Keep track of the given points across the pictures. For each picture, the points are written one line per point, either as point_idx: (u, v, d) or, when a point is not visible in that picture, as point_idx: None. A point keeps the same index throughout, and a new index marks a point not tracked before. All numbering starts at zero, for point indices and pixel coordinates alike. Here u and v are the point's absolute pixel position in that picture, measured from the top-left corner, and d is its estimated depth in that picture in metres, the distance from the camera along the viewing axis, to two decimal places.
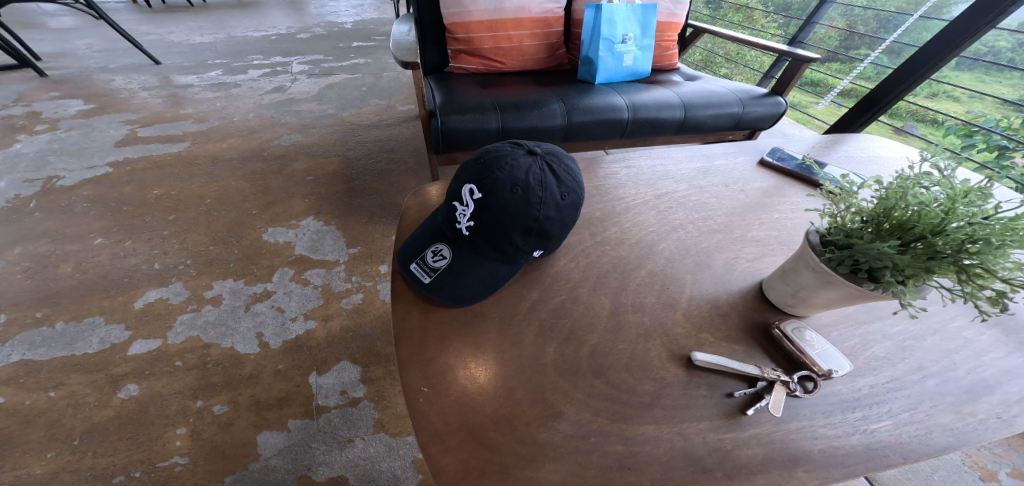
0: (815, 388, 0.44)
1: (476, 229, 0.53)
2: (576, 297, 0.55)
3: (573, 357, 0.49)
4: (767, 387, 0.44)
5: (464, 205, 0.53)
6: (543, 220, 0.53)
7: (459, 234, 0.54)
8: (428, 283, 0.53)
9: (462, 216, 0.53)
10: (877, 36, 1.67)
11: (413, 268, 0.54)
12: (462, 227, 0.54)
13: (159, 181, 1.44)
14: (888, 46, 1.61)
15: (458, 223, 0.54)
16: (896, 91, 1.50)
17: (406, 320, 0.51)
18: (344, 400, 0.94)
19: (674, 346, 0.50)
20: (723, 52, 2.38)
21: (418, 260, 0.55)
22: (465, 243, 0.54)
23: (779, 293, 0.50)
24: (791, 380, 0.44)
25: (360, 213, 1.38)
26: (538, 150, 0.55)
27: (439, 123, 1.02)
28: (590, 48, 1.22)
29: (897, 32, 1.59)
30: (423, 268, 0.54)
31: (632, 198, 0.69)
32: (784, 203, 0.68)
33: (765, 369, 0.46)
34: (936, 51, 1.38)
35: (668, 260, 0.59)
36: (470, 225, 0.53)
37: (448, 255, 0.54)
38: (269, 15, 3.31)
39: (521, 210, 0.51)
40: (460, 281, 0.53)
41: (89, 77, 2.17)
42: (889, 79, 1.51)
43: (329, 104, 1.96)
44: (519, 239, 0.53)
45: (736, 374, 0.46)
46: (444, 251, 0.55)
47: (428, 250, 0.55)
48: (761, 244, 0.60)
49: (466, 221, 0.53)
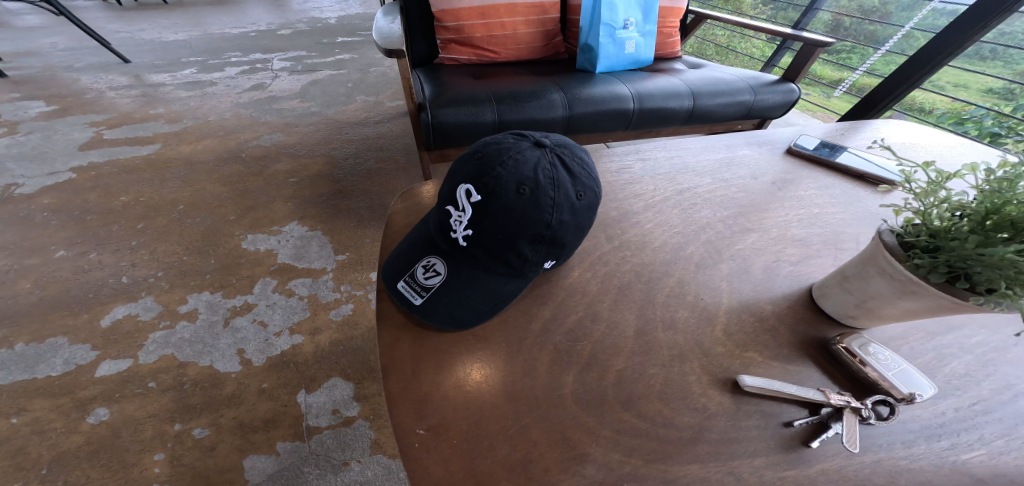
0: (892, 415, 0.38)
1: (476, 238, 0.45)
2: (595, 314, 0.47)
3: (595, 387, 0.41)
4: (835, 416, 0.38)
5: (461, 210, 0.45)
6: (555, 226, 0.44)
7: (455, 246, 0.46)
8: (420, 304, 0.45)
9: (458, 223, 0.45)
10: (885, 24, 1.58)
11: (401, 287, 0.46)
12: (458, 237, 0.46)
13: (127, 187, 1.33)
14: (906, 34, 1.51)
15: (455, 232, 0.46)
16: (910, 82, 1.40)
17: (396, 349, 0.43)
18: (336, 420, 0.85)
19: (717, 367, 0.43)
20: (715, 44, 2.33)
21: (408, 276, 0.47)
22: (463, 256, 0.46)
23: (838, 302, 0.43)
24: (863, 407, 0.38)
25: (348, 216, 1.29)
26: (546, 142, 0.47)
27: (428, 116, 0.93)
28: (589, 34, 1.14)
29: (913, 20, 1.49)
30: (414, 285, 0.46)
31: (651, 195, 0.61)
32: (822, 195, 0.61)
33: (828, 392, 0.39)
34: (956, 38, 1.28)
35: (698, 266, 0.52)
36: (468, 234, 0.45)
37: (443, 271, 0.46)
38: (248, 11, 3.18)
39: (529, 214, 0.43)
40: (458, 301, 0.45)
41: (53, 77, 2.03)
42: (904, 69, 1.41)
43: (312, 101, 1.86)
44: (527, 249, 0.45)
45: (794, 399, 0.40)
46: (438, 265, 0.47)
47: (419, 264, 0.48)
48: (804, 244, 0.53)
49: (464, 229, 0.45)
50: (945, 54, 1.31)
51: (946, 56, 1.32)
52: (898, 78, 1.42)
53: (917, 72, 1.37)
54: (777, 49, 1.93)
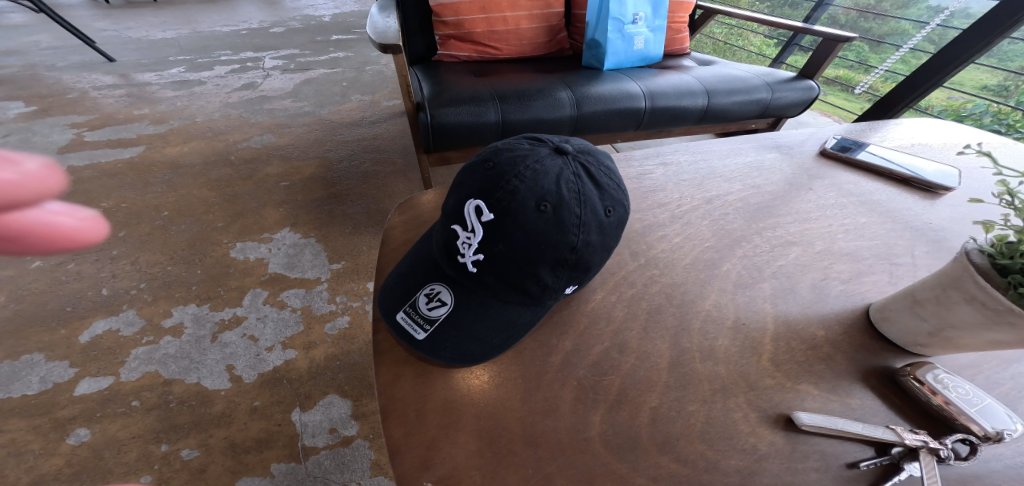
0: (974, 455, 0.32)
1: (488, 262, 0.39)
2: (623, 343, 0.42)
3: (627, 429, 0.35)
4: (909, 458, 0.32)
5: (470, 231, 0.39)
6: (581, 248, 0.39)
7: (464, 272, 0.41)
8: (423, 339, 0.39)
9: (466, 246, 0.39)
10: (911, 19, 1.49)
11: (402, 318, 0.40)
12: (467, 262, 0.40)
13: (109, 192, 1.26)
14: (933, 29, 1.42)
15: (463, 256, 0.40)
16: (932, 82, 1.35)
17: (397, 386, 0.37)
18: (334, 440, 0.79)
19: (765, 402, 0.37)
20: (715, 40, 2.26)
21: (409, 305, 0.41)
22: (473, 283, 0.41)
23: (906, 329, 0.38)
24: (942, 449, 0.32)
25: (343, 222, 1.22)
26: (568, 148, 0.41)
27: (427, 117, 0.87)
28: (596, 30, 1.09)
29: (941, 15, 1.40)
30: (415, 317, 0.40)
31: (677, 204, 0.56)
32: (865, 203, 0.55)
33: (899, 431, 0.34)
34: (985, 35, 1.21)
35: (736, 285, 0.46)
36: (478, 258, 0.39)
37: (449, 301, 0.41)
38: (238, 9, 3.09)
39: (551, 235, 0.37)
40: (468, 332, 0.39)
41: (33, 76, 1.95)
42: (928, 66, 1.34)
43: (305, 101, 1.79)
44: (548, 275, 0.39)
45: (857, 439, 0.34)
46: (443, 294, 0.41)
47: (421, 291, 0.42)
48: (854, 259, 0.48)
49: (474, 253, 0.39)
50: (971, 52, 1.25)
51: (972, 54, 1.26)
52: (919, 78, 1.36)
53: (940, 71, 1.31)
54: (785, 46, 1.91)
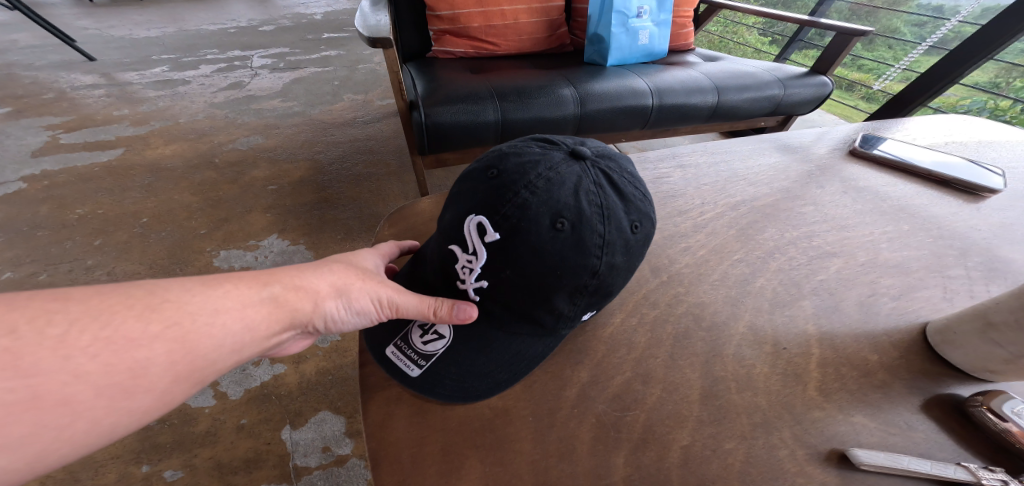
0: None
1: (494, 288, 0.34)
2: (648, 372, 0.36)
3: (656, 474, 0.30)
4: None
5: (472, 254, 0.34)
6: (604, 272, 0.34)
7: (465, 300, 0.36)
8: (417, 377, 0.34)
9: (467, 272, 0.35)
10: (921, 15, 1.42)
11: (392, 355, 0.35)
12: (468, 288, 0.35)
13: (84, 198, 1.19)
14: (953, 27, 1.34)
15: (464, 282, 0.35)
16: (945, 81, 1.30)
17: (387, 428, 0.32)
18: (327, 459, 0.73)
19: (814, 435, 0.32)
20: (709, 39, 2.22)
21: (400, 340, 0.36)
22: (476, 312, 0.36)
23: (978, 352, 0.33)
24: None
25: (334, 227, 1.14)
26: (586, 152, 0.36)
27: (421, 116, 0.82)
28: (598, 24, 1.04)
29: (958, 15, 1.33)
30: (408, 352, 0.35)
31: (698, 211, 0.52)
32: (903, 210, 0.52)
33: (974, 468, 0.28)
34: (1003, 32, 1.16)
35: (773, 304, 0.42)
36: (481, 286, 0.34)
37: (448, 333, 0.36)
38: (227, 6, 3.00)
39: (570, 258, 0.33)
40: (472, 364, 0.35)
41: (9, 76, 1.86)
42: (943, 63, 1.30)
43: (294, 101, 1.72)
44: (565, 303, 0.35)
45: (927, 481, 0.29)
46: (442, 326, 0.36)
47: (415, 322, 0.37)
48: (900, 272, 0.44)
49: (477, 279, 0.34)
50: (988, 50, 1.21)
51: (988, 52, 1.21)
52: (934, 77, 1.32)
53: (956, 68, 1.27)
54: (788, 44, 1.87)
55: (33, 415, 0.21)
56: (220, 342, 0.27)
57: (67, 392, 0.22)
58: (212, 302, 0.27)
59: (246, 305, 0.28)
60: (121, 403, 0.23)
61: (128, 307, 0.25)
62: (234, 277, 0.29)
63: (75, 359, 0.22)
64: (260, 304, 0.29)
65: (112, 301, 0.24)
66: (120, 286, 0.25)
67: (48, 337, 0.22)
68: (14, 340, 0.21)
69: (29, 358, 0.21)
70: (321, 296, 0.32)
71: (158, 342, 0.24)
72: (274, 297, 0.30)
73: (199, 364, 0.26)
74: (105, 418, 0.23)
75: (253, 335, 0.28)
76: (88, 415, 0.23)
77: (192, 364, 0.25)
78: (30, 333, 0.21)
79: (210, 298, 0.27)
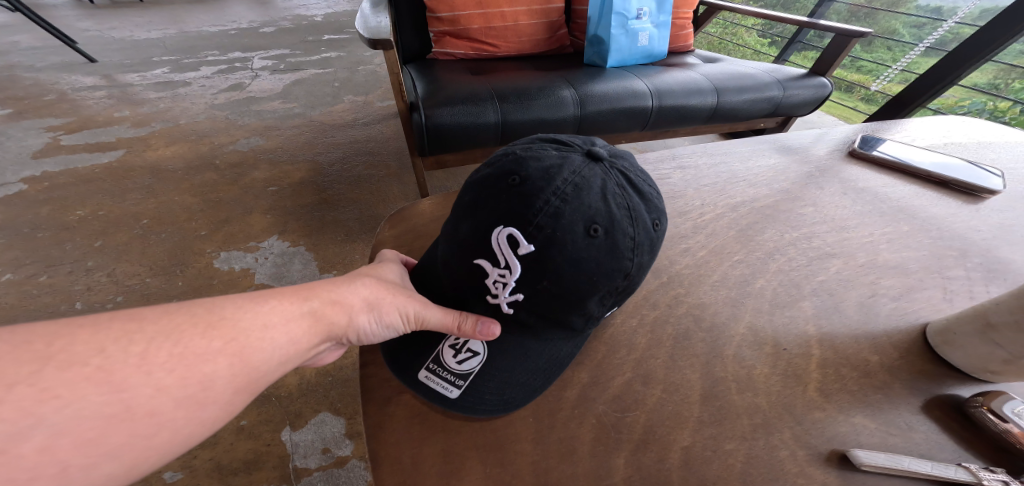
0: None
1: (528, 300, 0.34)
2: (649, 374, 0.36)
3: (657, 474, 0.30)
4: None
5: (505, 268, 0.33)
6: (633, 274, 0.35)
7: (498, 314, 0.35)
8: (456, 398, 0.33)
9: (500, 288, 0.34)
10: (920, 15, 1.42)
11: (426, 378, 0.34)
12: (501, 303, 0.35)
13: (84, 199, 1.19)
14: (951, 28, 1.34)
15: (496, 297, 0.34)
16: (947, 80, 1.30)
17: (387, 427, 0.32)
18: (328, 461, 0.73)
19: (814, 436, 0.32)
20: (709, 39, 2.23)
21: (433, 363, 0.35)
22: (511, 325, 0.36)
23: (977, 353, 0.33)
24: None
25: (334, 229, 1.14)
26: (602, 153, 0.36)
27: (422, 117, 0.82)
28: (598, 25, 1.04)
29: (956, 15, 1.33)
30: (443, 373, 0.34)
31: (701, 212, 0.52)
32: (911, 211, 0.52)
33: (973, 468, 0.28)
34: (1003, 32, 1.16)
35: (773, 304, 0.42)
36: (515, 299, 0.34)
37: (481, 349, 0.35)
38: (228, 8, 3.01)
39: (604, 263, 0.33)
40: (503, 375, 0.34)
41: (10, 78, 1.87)
42: (943, 63, 1.30)
43: (294, 102, 1.72)
44: (594, 305, 0.35)
45: (928, 481, 0.29)
46: (473, 343, 0.35)
47: (446, 342, 0.35)
48: (903, 273, 0.44)
49: (511, 293, 0.34)
50: (988, 49, 1.21)
51: (989, 51, 1.21)
52: (934, 77, 1.32)
53: (955, 69, 1.27)
54: (788, 44, 1.87)
55: (127, 425, 0.22)
56: (274, 354, 0.27)
57: (153, 404, 0.22)
58: (263, 318, 0.27)
59: (290, 319, 0.29)
60: (199, 413, 0.24)
61: (193, 325, 0.25)
62: (277, 292, 0.30)
63: (155, 374, 0.23)
64: (303, 318, 0.29)
65: (176, 320, 0.25)
66: (182, 306, 0.26)
67: (131, 355, 0.23)
68: (105, 359, 0.22)
69: (118, 374, 0.22)
70: (355, 310, 0.32)
71: (222, 357, 0.25)
72: (314, 311, 0.30)
73: (259, 375, 0.26)
74: (186, 429, 0.24)
75: (299, 348, 0.29)
76: (170, 426, 0.23)
77: (251, 376, 0.26)
78: (117, 352, 0.22)
79: (258, 314, 0.27)
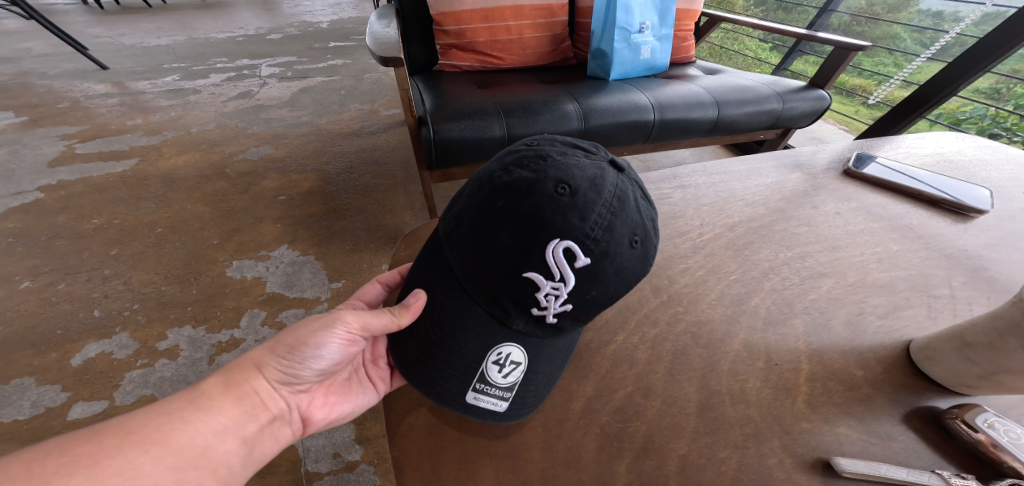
0: None
1: (576, 308, 0.35)
2: (648, 388, 0.38)
3: (655, 480, 0.32)
4: None
5: (558, 281, 0.34)
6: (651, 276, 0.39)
7: (539, 323, 0.36)
8: (506, 411, 0.35)
9: (551, 300, 0.34)
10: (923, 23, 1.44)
11: (474, 397, 0.35)
12: (547, 314, 0.35)
13: (100, 208, 1.22)
14: (953, 38, 1.37)
15: (545, 308, 0.35)
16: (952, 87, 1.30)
17: (408, 437, 0.34)
18: (338, 465, 0.75)
19: (801, 445, 0.34)
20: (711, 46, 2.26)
21: (480, 382, 0.35)
22: (548, 331, 0.37)
23: (955, 369, 0.36)
24: None
25: (343, 238, 1.16)
26: (622, 165, 0.38)
27: (430, 132, 0.84)
28: (601, 39, 1.06)
29: (960, 25, 1.35)
30: (490, 390, 0.35)
31: (702, 232, 0.54)
32: (903, 228, 0.54)
33: (946, 476, 0.30)
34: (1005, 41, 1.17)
35: (767, 322, 0.44)
36: (565, 309, 0.35)
37: (523, 359, 0.36)
38: (235, 14, 3.05)
39: (640, 271, 0.36)
40: (546, 383, 0.37)
41: (24, 85, 1.90)
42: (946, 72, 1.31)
43: (301, 111, 1.75)
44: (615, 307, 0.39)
45: None
46: (515, 354, 0.36)
47: (490, 358, 0.36)
48: (889, 291, 0.47)
49: (562, 304, 0.35)
50: (992, 57, 1.21)
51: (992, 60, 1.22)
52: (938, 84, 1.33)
53: (960, 77, 1.28)
54: (788, 53, 1.89)
55: None
56: (191, 433, 0.33)
57: None
58: (162, 410, 0.33)
59: (196, 398, 0.35)
60: None
61: (90, 439, 0.31)
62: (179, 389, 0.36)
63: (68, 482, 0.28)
64: (212, 394, 0.36)
65: (74, 439, 0.30)
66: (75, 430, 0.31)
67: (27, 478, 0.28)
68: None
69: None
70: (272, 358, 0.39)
71: (129, 450, 0.30)
72: (219, 383, 0.37)
73: (186, 452, 0.32)
74: None
75: (223, 414, 0.35)
76: None
77: (175, 452, 0.32)
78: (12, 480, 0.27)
79: (163, 409, 0.34)
